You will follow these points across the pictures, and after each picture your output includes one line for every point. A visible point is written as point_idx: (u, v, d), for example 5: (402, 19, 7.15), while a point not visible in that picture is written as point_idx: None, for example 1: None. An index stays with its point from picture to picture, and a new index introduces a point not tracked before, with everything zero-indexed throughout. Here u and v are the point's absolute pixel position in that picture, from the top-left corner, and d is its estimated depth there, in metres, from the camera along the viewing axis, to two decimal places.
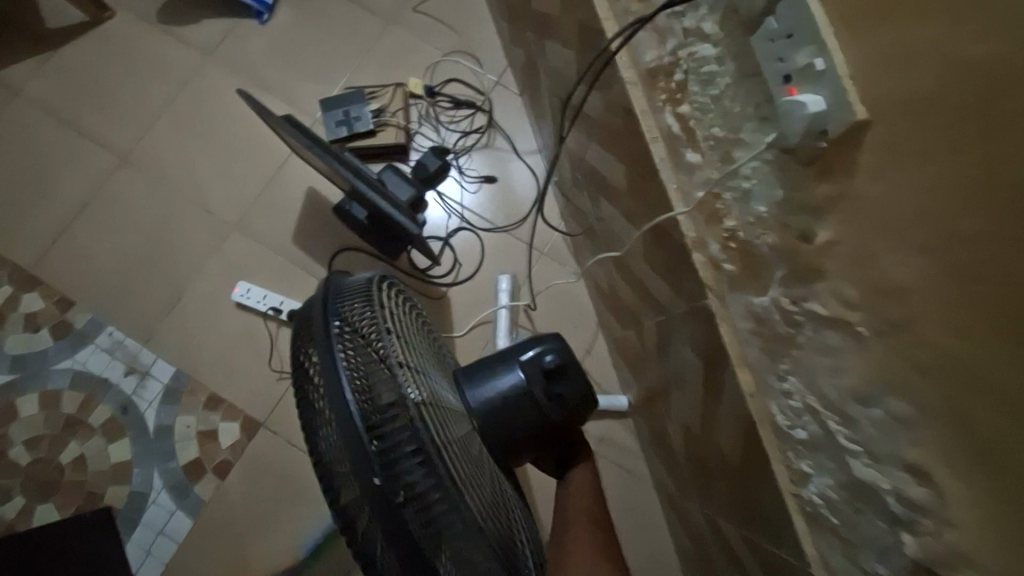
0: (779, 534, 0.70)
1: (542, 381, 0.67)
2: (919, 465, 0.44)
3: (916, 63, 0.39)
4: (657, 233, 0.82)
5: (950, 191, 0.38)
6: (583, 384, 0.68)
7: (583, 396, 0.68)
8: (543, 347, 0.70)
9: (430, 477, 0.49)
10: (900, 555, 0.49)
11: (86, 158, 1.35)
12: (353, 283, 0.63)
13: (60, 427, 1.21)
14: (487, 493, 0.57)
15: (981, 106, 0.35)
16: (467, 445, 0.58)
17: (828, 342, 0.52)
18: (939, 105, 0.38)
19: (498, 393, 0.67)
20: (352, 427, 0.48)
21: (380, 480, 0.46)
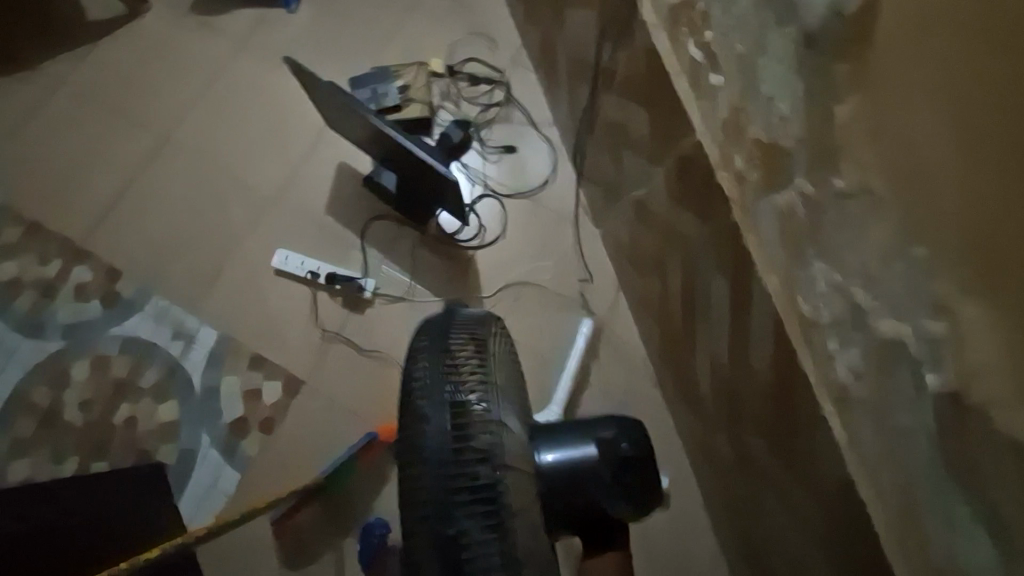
0: (809, 426, 0.76)
1: (611, 465, 0.73)
2: (939, 300, 0.50)
3: None
4: (680, 166, 0.89)
5: (959, 47, 0.44)
6: (650, 474, 0.74)
7: (645, 482, 0.74)
8: (621, 430, 0.76)
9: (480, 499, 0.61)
10: (926, 395, 0.55)
11: (127, 140, 1.43)
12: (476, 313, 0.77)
13: (111, 390, 1.27)
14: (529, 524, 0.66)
15: None
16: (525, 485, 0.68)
17: (851, 215, 0.58)
18: None
19: (573, 462, 0.73)
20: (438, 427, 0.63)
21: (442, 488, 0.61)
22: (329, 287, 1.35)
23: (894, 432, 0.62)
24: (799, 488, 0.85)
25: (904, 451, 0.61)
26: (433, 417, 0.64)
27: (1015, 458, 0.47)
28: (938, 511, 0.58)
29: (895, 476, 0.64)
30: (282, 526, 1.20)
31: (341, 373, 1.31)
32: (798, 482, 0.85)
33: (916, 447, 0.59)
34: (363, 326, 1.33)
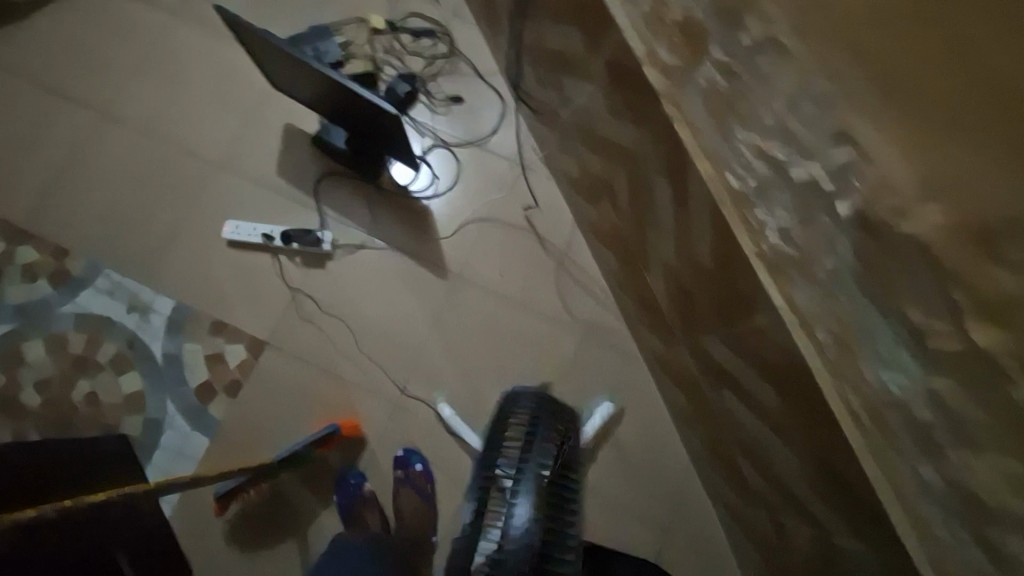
0: (753, 304, 0.79)
1: None
2: (843, 126, 0.53)
3: None
4: (614, 74, 0.91)
5: None
6: None
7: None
8: None
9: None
10: (843, 231, 0.58)
11: (66, 118, 1.40)
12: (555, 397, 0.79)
13: (70, 367, 1.25)
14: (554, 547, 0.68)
15: None
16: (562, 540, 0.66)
17: (762, 70, 0.61)
18: None
19: None
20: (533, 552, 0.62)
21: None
22: (288, 250, 1.34)
23: (823, 282, 0.65)
24: (752, 372, 0.88)
25: (834, 298, 0.64)
26: (521, 488, 0.66)
27: (919, 260, 0.51)
28: (869, 343, 0.62)
29: (828, 326, 0.67)
30: (223, 505, 1.16)
31: (306, 331, 1.30)
32: (751, 367, 0.88)
33: (843, 290, 0.63)
34: (327, 284, 1.33)
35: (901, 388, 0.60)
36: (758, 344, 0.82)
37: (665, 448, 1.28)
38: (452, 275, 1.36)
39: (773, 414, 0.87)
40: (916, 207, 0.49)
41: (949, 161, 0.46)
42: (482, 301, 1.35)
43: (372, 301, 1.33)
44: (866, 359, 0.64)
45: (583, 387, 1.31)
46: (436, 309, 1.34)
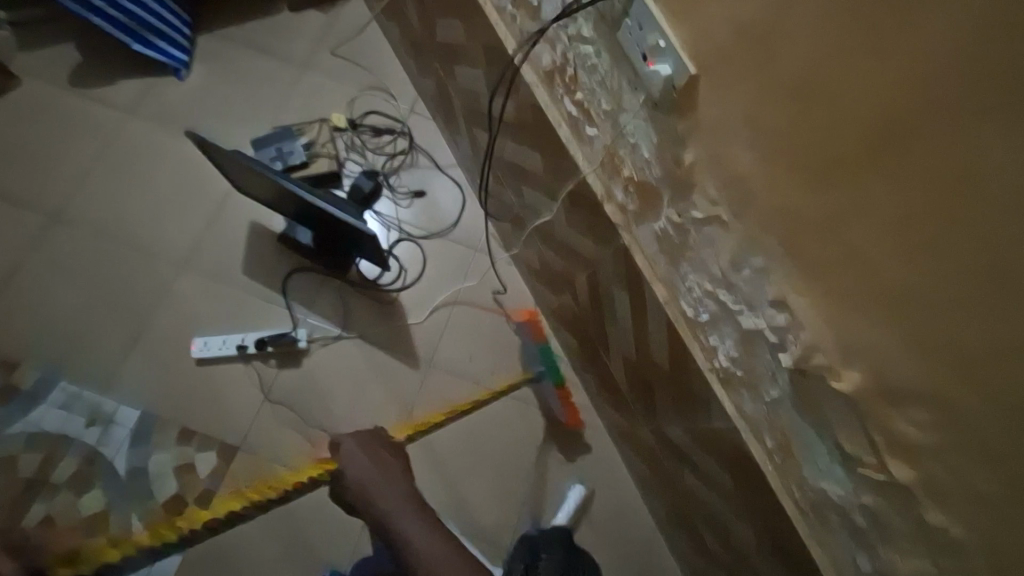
0: (708, 407, 0.91)
1: None
2: (778, 297, 0.66)
3: (722, 24, 0.58)
4: (573, 199, 1.01)
5: (756, 99, 0.58)
6: None
7: None
8: None
9: None
10: (783, 371, 0.71)
11: (11, 223, 1.36)
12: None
13: (22, 491, 1.18)
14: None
15: (763, 47, 0.55)
16: None
17: (709, 235, 0.73)
18: (743, 47, 0.57)
19: None
20: None
21: None
22: (262, 355, 1.35)
23: (769, 403, 0.77)
24: (708, 459, 0.99)
25: (778, 417, 0.77)
26: None
27: (845, 405, 0.64)
28: (808, 455, 0.74)
29: (774, 435, 0.79)
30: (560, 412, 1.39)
31: (280, 432, 1.30)
32: (708, 455, 0.99)
33: (785, 411, 0.75)
34: (302, 385, 1.34)
35: (839, 494, 0.72)
36: (714, 439, 0.93)
37: (631, 514, 1.37)
38: (424, 362, 1.41)
39: (730, 496, 0.97)
40: (842, 370, 0.62)
41: (862, 341, 0.58)
42: (454, 384, 1.40)
43: (345, 397, 1.35)
44: (807, 466, 0.76)
45: (554, 461, 1.38)
46: (410, 397, 1.37)
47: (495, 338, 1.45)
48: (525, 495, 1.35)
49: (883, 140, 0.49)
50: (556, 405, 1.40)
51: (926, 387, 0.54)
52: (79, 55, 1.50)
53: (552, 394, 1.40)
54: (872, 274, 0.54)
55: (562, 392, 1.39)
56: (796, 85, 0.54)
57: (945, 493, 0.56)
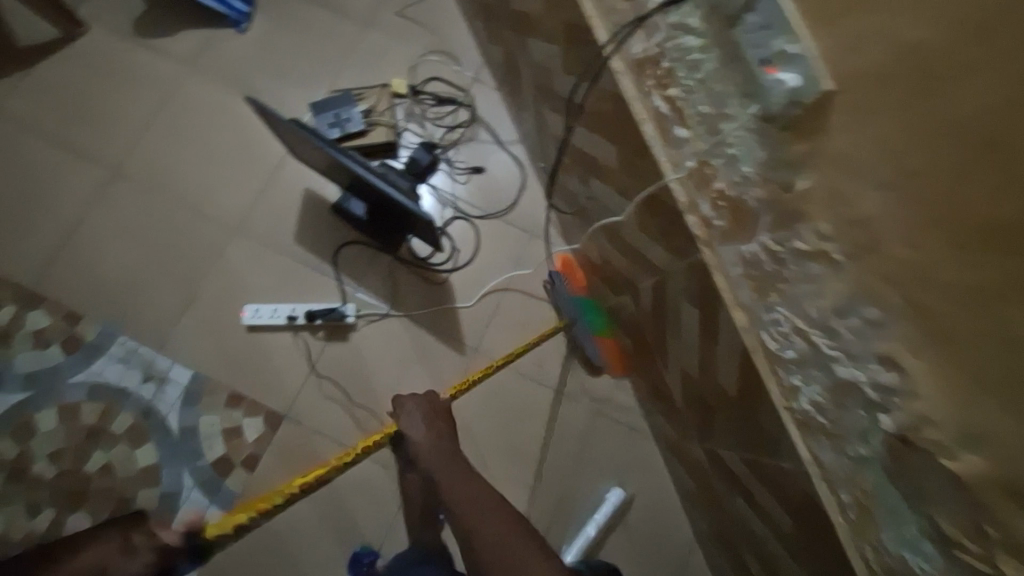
0: (776, 445, 0.84)
1: None
2: (886, 354, 0.58)
3: (874, 39, 0.49)
4: (649, 202, 0.93)
5: (902, 135, 0.49)
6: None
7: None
8: None
9: None
10: (879, 432, 0.63)
11: (77, 175, 1.37)
12: None
13: (83, 437, 1.24)
14: None
15: (923, 74, 0.46)
16: None
17: (810, 271, 0.64)
18: (896, 70, 0.48)
19: None
20: None
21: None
22: (312, 327, 1.35)
23: (854, 460, 0.69)
24: (767, 493, 0.93)
25: (861, 475, 0.69)
26: None
27: (953, 488, 0.55)
28: (892, 522, 0.67)
29: (852, 492, 0.72)
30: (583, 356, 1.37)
31: (324, 406, 1.32)
32: (767, 490, 0.92)
33: (871, 472, 0.68)
34: (348, 361, 1.34)
35: (923, 572, 0.64)
36: (777, 477, 0.87)
37: (669, 523, 1.33)
38: (470, 348, 1.38)
39: (787, 535, 0.91)
40: (955, 450, 0.53)
41: (989, 429, 0.49)
42: (498, 374, 1.37)
43: (390, 376, 1.34)
44: (887, 532, 0.68)
45: (594, 461, 1.35)
46: (452, 382, 1.36)
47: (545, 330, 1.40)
48: (562, 492, 1.32)
49: None
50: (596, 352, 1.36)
51: None
52: (145, 4, 1.47)
53: (591, 341, 1.36)
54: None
55: (601, 337, 1.36)
56: (957, 126, 0.44)
57: None
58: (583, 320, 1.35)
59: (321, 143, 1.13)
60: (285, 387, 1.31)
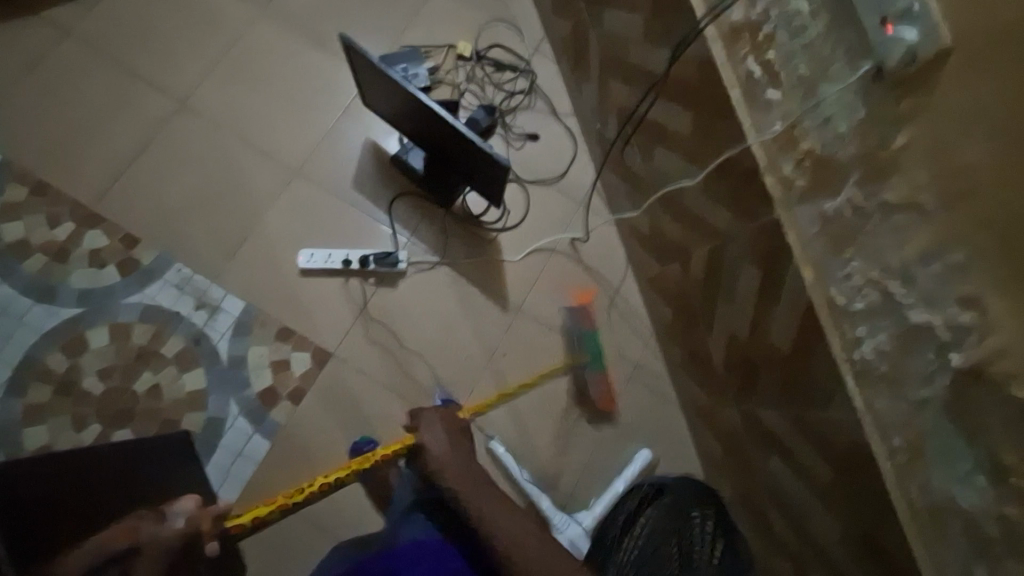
0: (827, 398, 0.90)
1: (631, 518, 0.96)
2: (967, 295, 0.64)
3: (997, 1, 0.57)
4: (721, 167, 0.99)
5: (1018, 83, 0.56)
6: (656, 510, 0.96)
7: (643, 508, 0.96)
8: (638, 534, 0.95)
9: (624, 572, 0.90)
10: (945, 370, 0.70)
11: (143, 102, 1.40)
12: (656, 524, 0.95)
13: (133, 358, 1.26)
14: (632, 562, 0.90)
15: None
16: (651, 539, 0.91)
17: (894, 222, 0.71)
18: (1018, 26, 0.55)
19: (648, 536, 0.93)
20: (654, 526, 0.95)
21: None
22: (363, 273, 1.38)
23: (912, 403, 0.76)
24: (808, 448, 0.99)
25: (917, 418, 0.76)
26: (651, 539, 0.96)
27: (1019, 414, 0.62)
28: (946, 460, 0.73)
29: (904, 435, 0.79)
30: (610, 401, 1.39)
31: (370, 349, 1.35)
32: (808, 444, 0.99)
33: (928, 414, 0.74)
34: (396, 308, 1.38)
35: (971, 503, 0.71)
36: (822, 430, 0.94)
37: None
38: (513, 307, 1.42)
39: (823, 487, 0.98)
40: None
41: None
42: (537, 332, 1.42)
43: (433, 326, 1.38)
44: (937, 471, 0.75)
45: (623, 426, 1.39)
46: (493, 338, 1.40)
47: (585, 297, 1.44)
48: (592, 452, 1.37)
49: None
50: (597, 394, 1.39)
51: None
52: None
53: (594, 380, 1.40)
54: None
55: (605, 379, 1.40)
56: None
57: None
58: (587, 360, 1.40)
59: (400, 80, 1.16)
60: (332, 331, 1.34)
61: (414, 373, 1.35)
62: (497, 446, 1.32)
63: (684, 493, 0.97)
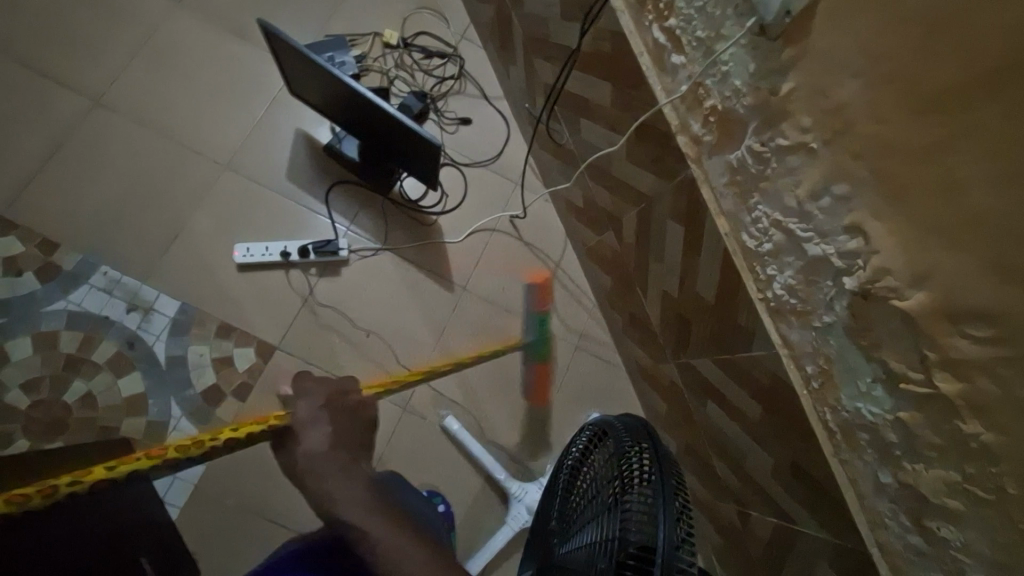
0: (749, 338, 0.97)
1: (594, 473, 0.77)
2: (852, 223, 0.71)
3: None
4: (640, 131, 1.05)
5: (879, 23, 0.61)
6: (609, 455, 0.75)
7: (610, 466, 0.74)
8: (599, 475, 0.75)
9: (581, 546, 0.69)
10: (842, 295, 0.76)
11: (55, 103, 1.34)
12: (607, 467, 0.74)
13: (62, 366, 1.20)
14: (587, 500, 0.75)
15: None
16: (596, 478, 0.76)
17: (789, 164, 0.78)
18: None
19: (604, 481, 0.73)
20: (614, 504, 0.67)
21: (620, 448, 0.73)
22: (304, 264, 1.37)
23: (819, 331, 0.83)
24: (738, 389, 1.06)
25: (824, 344, 0.83)
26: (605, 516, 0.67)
27: (903, 326, 0.69)
28: (850, 378, 0.80)
29: (815, 361, 0.86)
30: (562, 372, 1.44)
31: (318, 339, 1.34)
32: (738, 386, 1.06)
33: (832, 339, 0.81)
34: (340, 296, 1.37)
35: (874, 415, 0.78)
36: (748, 369, 1.01)
37: None
38: (459, 287, 1.44)
39: (753, 423, 1.06)
40: (906, 290, 0.66)
41: (933, 264, 0.63)
42: (484, 309, 1.44)
43: (380, 312, 1.39)
44: (845, 390, 0.82)
45: (574, 394, 1.44)
46: (441, 318, 1.41)
47: (529, 272, 1.48)
48: (546, 421, 1.41)
49: (989, 73, 0.53)
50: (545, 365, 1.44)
51: (993, 306, 0.58)
52: None
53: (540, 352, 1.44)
54: (966, 197, 0.58)
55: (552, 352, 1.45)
56: (913, 12, 0.58)
57: (988, 409, 0.62)
58: (534, 336, 1.45)
59: (327, 66, 1.15)
60: (277, 324, 1.33)
61: (362, 359, 1.35)
62: (451, 423, 1.34)
63: (621, 431, 0.75)
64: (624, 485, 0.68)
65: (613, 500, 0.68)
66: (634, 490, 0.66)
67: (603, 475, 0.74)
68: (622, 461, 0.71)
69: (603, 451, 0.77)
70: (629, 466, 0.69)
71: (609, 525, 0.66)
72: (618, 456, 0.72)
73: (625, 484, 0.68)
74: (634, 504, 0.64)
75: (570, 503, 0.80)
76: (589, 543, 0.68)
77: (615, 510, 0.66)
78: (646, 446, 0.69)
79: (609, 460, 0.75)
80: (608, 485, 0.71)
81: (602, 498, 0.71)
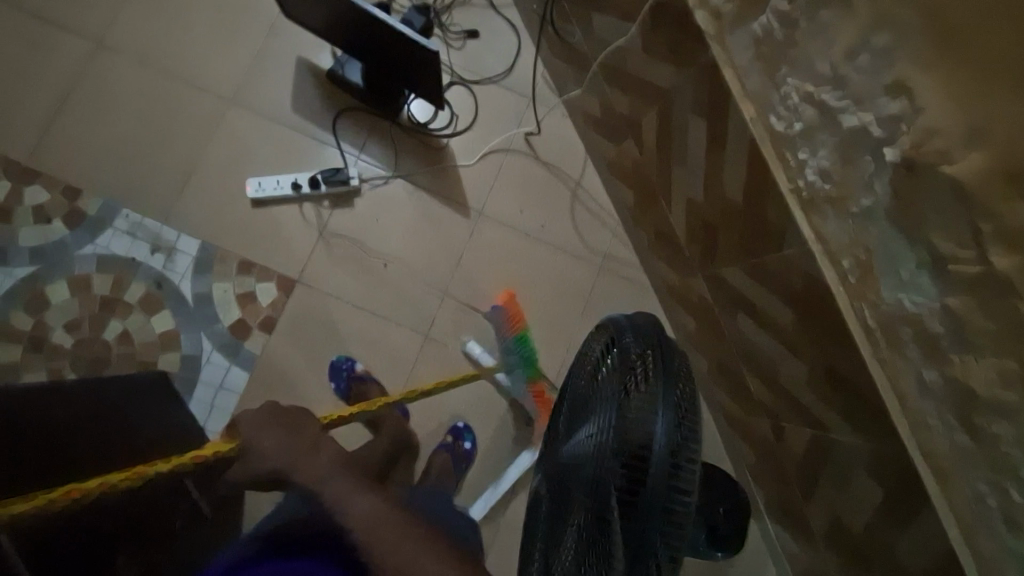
0: (779, 237, 0.89)
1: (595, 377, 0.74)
2: (894, 81, 0.61)
3: None
4: (655, 15, 0.94)
5: None
6: (619, 358, 0.71)
7: (615, 370, 0.71)
8: (602, 377, 0.73)
9: (584, 451, 0.68)
10: (882, 172, 0.67)
11: (60, 49, 1.34)
12: (611, 372, 0.71)
13: (98, 308, 1.25)
14: (590, 403, 0.73)
15: None
16: (601, 381, 0.73)
17: (821, 22, 0.68)
18: None
19: (609, 386, 0.70)
20: (615, 412, 0.66)
21: (629, 351, 0.70)
22: (316, 197, 1.35)
23: (856, 218, 0.74)
24: (770, 294, 0.99)
25: (862, 232, 0.74)
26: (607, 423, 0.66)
27: (952, 196, 0.60)
28: (891, 268, 0.72)
29: (852, 253, 0.77)
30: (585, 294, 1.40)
31: (337, 272, 1.34)
32: (769, 292, 0.99)
33: (871, 225, 0.72)
34: (355, 227, 1.36)
35: (918, 306, 0.70)
36: (779, 271, 0.93)
37: None
38: (474, 212, 1.39)
39: (786, 330, 0.99)
40: (957, 150, 0.57)
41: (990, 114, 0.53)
42: (501, 234, 1.39)
43: (396, 242, 1.36)
44: (885, 282, 0.74)
45: (599, 316, 1.39)
46: (458, 244, 1.38)
47: (546, 192, 1.42)
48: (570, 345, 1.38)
49: None
50: (567, 287, 1.40)
51: None
52: None
53: (561, 274, 1.40)
54: None
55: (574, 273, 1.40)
56: None
57: None
58: (554, 257, 1.40)
59: None
60: (295, 258, 1.33)
61: (382, 289, 1.34)
62: (473, 347, 1.33)
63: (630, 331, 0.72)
64: (625, 388, 0.67)
65: (617, 405, 0.67)
66: (637, 393, 0.65)
67: (606, 377, 0.72)
68: (624, 370, 0.69)
69: (612, 355, 0.73)
70: (637, 371, 0.67)
71: (610, 433, 0.65)
72: (627, 361, 0.69)
73: (629, 387, 0.67)
74: (634, 405, 0.64)
75: (576, 403, 0.78)
76: (591, 450, 0.67)
77: (618, 418, 0.65)
78: (651, 351, 0.68)
79: (616, 364, 0.71)
80: (613, 392, 0.69)
81: (605, 404, 0.69)
